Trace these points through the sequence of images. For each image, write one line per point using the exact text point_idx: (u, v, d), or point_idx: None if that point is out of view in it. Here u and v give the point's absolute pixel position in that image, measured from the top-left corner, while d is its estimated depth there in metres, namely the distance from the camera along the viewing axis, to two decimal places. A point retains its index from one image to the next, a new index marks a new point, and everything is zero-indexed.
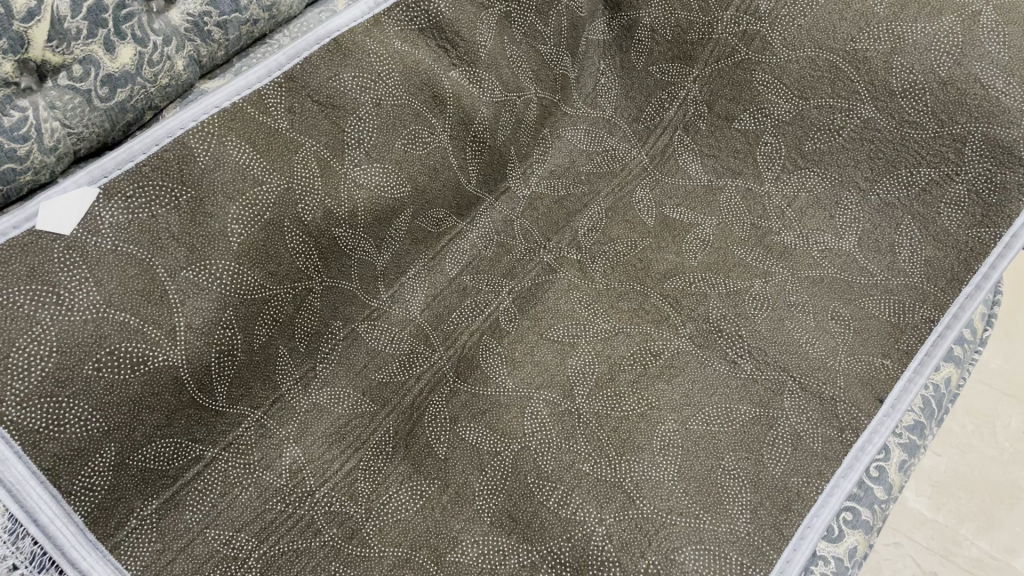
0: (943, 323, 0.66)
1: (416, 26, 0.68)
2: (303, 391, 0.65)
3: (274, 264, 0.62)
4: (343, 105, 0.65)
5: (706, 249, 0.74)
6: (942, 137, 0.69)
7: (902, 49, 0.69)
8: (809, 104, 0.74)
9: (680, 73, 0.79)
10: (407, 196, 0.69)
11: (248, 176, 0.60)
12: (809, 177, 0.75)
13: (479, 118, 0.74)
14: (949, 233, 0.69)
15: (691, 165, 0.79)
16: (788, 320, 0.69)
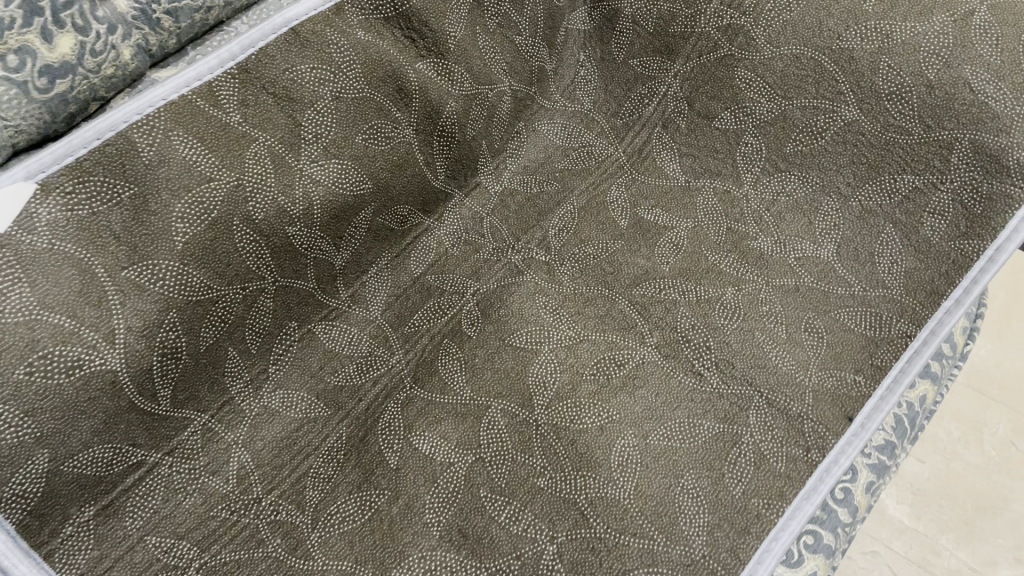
0: (919, 339, 0.64)
1: (381, 14, 0.65)
2: (254, 394, 0.63)
3: (223, 264, 0.59)
4: (300, 97, 0.62)
5: (678, 254, 0.72)
6: (929, 143, 0.66)
7: (889, 49, 0.67)
8: (791, 104, 0.71)
9: (660, 68, 0.77)
10: (368, 192, 0.67)
11: (194, 173, 0.58)
12: (789, 181, 0.72)
13: (447, 112, 0.71)
14: (931, 244, 0.66)
15: (669, 164, 0.76)
16: (759, 331, 0.67)
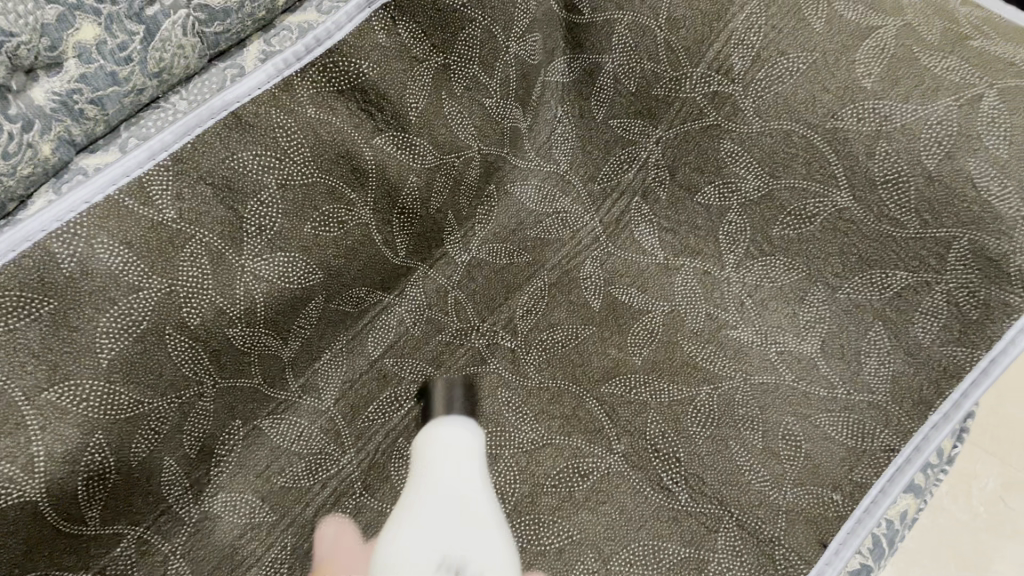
0: (902, 456, 0.59)
1: (334, 87, 0.60)
2: (194, 499, 0.60)
3: (153, 376, 0.55)
4: (242, 186, 0.57)
5: (652, 344, 0.68)
6: (924, 239, 0.61)
7: (888, 134, 0.61)
8: (779, 183, 0.66)
9: (641, 132, 0.72)
10: (319, 282, 0.62)
11: (121, 283, 0.53)
12: (772, 267, 0.68)
13: (407, 187, 0.66)
14: (921, 346, 0.62)
15: (647, 239, 0.72)
16: (732, 440, 0.64)
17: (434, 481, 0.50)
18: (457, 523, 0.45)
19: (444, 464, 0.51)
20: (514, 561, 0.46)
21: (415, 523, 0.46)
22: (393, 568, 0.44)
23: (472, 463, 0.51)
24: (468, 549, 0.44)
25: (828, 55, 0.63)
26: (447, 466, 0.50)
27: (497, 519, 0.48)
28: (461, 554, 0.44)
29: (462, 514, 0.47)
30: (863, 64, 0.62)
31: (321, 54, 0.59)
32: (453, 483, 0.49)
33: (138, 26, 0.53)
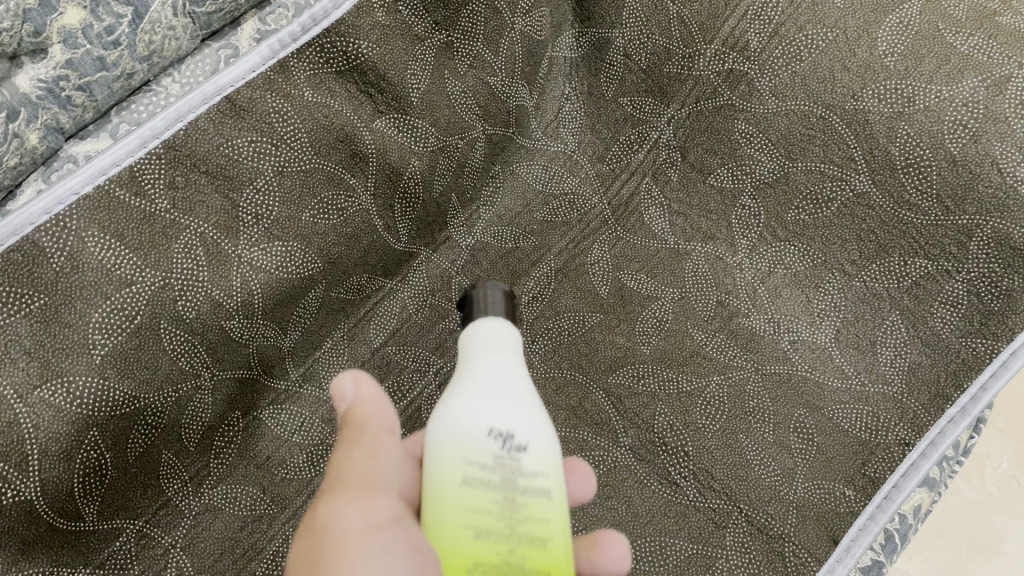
0: (917, 451, 0.58)
1: (333, 68, 0.58)
2: (194, 492, 0.59)
3: (148, 371, 0.54)
4: (237, 174, 0.56)
5: (661, 332, 0.66)
6: (946, 226, 0.60)
7: (910, 116, 0.60)
8: (796, 166, 0.64)
9: (653, 111, 0.69)
10: (319, 270, 0.61)
11: (114, 277, 0.52)
12: (786, 254, 0.65)
13: (409, 171, 0.64)
14: (939, 337, 0.60)
15: (657, 222, 0.69)
16: (743, 433, 0.62)
17: (479, 369, 0.39)
18: (507, 404, 0.37)
19: (486, 359, 0.39)
20: (553, 433, 0.39)
21: (468, 403, 0.37)
22: (440, 444, 0.37)
23: (515, 358, 0.40)
24: (517, 426, 0.36)
25: (849, 32, 0.61)
26: (496, 359, 0.39)
27: (536, 394, 0.40)
28: (510, 427, 0.36)
29: (511, 394, 0.37)
30: (885, 41, 0.60)
31: (318, 34, 0.56)
32: (504, 364, 0.39)
33: (125, 8, 0.51)
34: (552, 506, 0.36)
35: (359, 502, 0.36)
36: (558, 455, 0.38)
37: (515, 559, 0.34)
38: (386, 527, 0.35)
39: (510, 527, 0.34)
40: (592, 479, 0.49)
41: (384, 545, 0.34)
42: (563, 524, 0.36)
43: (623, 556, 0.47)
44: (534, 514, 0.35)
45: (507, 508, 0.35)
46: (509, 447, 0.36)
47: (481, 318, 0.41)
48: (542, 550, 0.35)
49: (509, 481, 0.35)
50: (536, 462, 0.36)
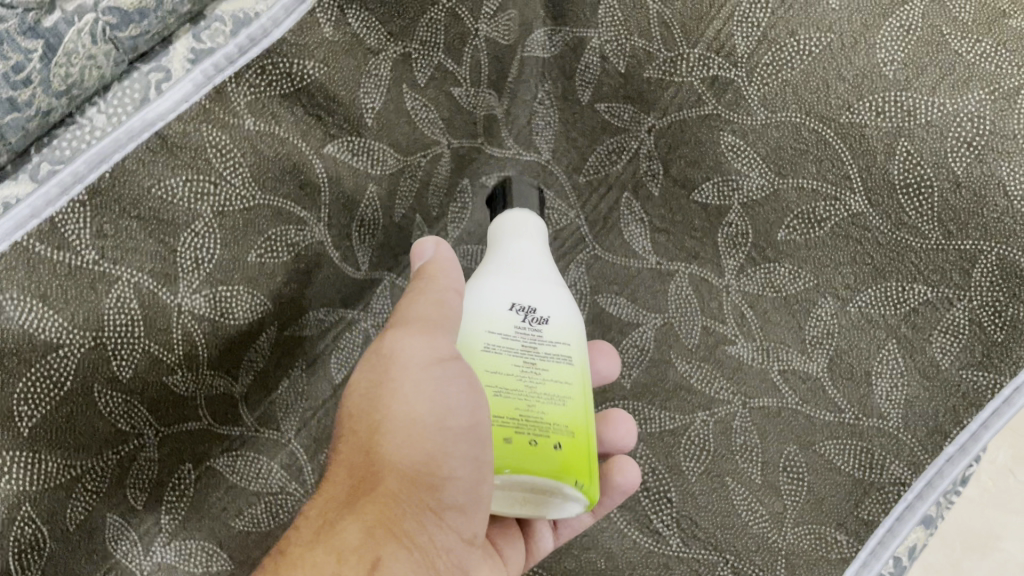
0: (913, 493, 0.55)
1: (276, 91, 0.53)
2: (144, 551, 0.56)
3: (85, 437, 0.50)
4: (172, 218, 0.51)
5: (641, 363, 0.63)
6: (946, 251, 0.55)
7: (910, 131, 0.55)
8: (786, 183, 0.59)
9: (634, 119, 0.64)
10: (268, 311, 0.56)
11: (37, 341, 0.47)
12: (776, 274, 0.61)
13: (366, 197, 0.60)
14: (939, 369, 0.56)
15: (637, 239, 0.66)
16: (729, 476, 0.59)
17: (506, 261, 0.49)
18: (527, 286, 0.47)
19: (510, 251, 0.49)
20: (574, 313, 0.48)
21: (494, 286, 0.47)
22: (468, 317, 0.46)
23: (535, 246, 0.50)
24: (536, 304, 0.46)
25: (844, 38, 0.55)
26: (517, 249, 0.50)
27: (557, 279, 0.49)
28: (530, 305, 0.46)
29: (531, 279, 0.48)
30: (884, 48, 0.55)
31: (257, 55, 0.51)
32: (528, 257, 0.49)
33: (35, 42, 0.44)
34: (570, 366, 0.46)
35: (423, 338, 0.44)
36: (577, 326, 0.48)
37: (533, 411, 0.44)
38: (443, 360, 0.43)
39: (528, 386, 0.44)
40: (615, 362, 0.59)
41: (442, 376, 0.42)
42: (580, 381, 0.46)
43: (630, 432, 0.56)
44: (553, 374, 0.45)
45: (528, 369, 0.44)
46: (531, 320, 0.46)
47: (514, 213, 0.52)
48: (559, 405, 0.44)
49: (531, 345, 0.45)
50: (555, 332, 0.46)
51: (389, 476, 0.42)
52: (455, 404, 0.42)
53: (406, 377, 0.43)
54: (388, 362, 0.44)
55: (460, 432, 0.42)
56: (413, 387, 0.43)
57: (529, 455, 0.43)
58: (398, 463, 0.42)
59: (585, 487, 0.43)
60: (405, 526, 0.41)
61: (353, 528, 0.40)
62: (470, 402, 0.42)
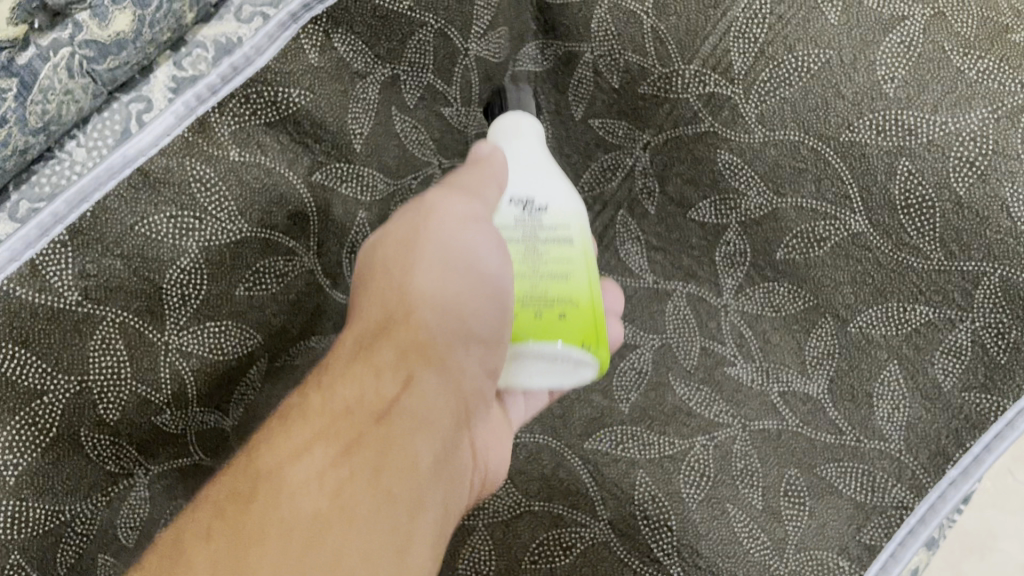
0: (915, 517, 0.55)
1: (262, 119, 0.52)
2: None
3: (73, 480, 0.50)
4: (157, 255, 0.50)
5: (641, 384, 0.63)
6: (948, 272, 0.53)
7: (910, 151, 0.53)
8: (785, 202, 0.58)
9: (627, 136, 0.64)
10: (258, 343, 0.55)
11: (20, 389, 0.46)
12: (776, 293, 0.61)
13: (355, 224, 0.58)
14: (941, 390, 0.55)
15: (634, 258, 0.66)
16: (729, 502, 0.58)
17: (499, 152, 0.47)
18: (522, 176, 0.45)
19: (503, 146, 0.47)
20: (575, 194, 0.47)
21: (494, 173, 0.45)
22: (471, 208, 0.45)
23: (528, 133, 0.48)
24: (534, 192, 0.45)
25: (844, 55, 0.54)
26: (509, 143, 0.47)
27: (554, 163, 0.47)
28: (528, 194, 0.45)
29: (526, 168, 0.46)
30: (884, 64, 0.53)
31: (242, 83, 0.51)
32: (521, 146, 0.47)
33: (9, 79, 0.43)
34: (572, 248, 0.44)
35: (452, 197, 0.45)
36: (579, 211, 0.46)
37: (535, 295, 0.43)
38: (470, 217, 0.44)
39: (530, 272, 0.43)
40: None
41: (471, 230, 0.44)
42: (583, 261, 0.45)
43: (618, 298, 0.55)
44: (554, 257, 0.44)
45: (530, 254, 0.44)
46: (530, 208, 0.45)
47: (508, 111, 0.49)
48: (562, 286, 0.43)
49: (531, 234, 0.44)
50: (555, 217, 0.45)
51: (421, 310, 0.44)
52: (483, 252, 0.43)
53: (439, 227, 0.45)
54: (423, 213, 0.46)
55: (487, 277, 0.43)
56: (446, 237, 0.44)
57: (538, 333, 0.42)
58: (430, 299, 0.44)
59: (594, 351, 0.43)
60: (434, 350, 0.44)
61: (389, 349, 0.43)
62: (497, 253, 0.43)
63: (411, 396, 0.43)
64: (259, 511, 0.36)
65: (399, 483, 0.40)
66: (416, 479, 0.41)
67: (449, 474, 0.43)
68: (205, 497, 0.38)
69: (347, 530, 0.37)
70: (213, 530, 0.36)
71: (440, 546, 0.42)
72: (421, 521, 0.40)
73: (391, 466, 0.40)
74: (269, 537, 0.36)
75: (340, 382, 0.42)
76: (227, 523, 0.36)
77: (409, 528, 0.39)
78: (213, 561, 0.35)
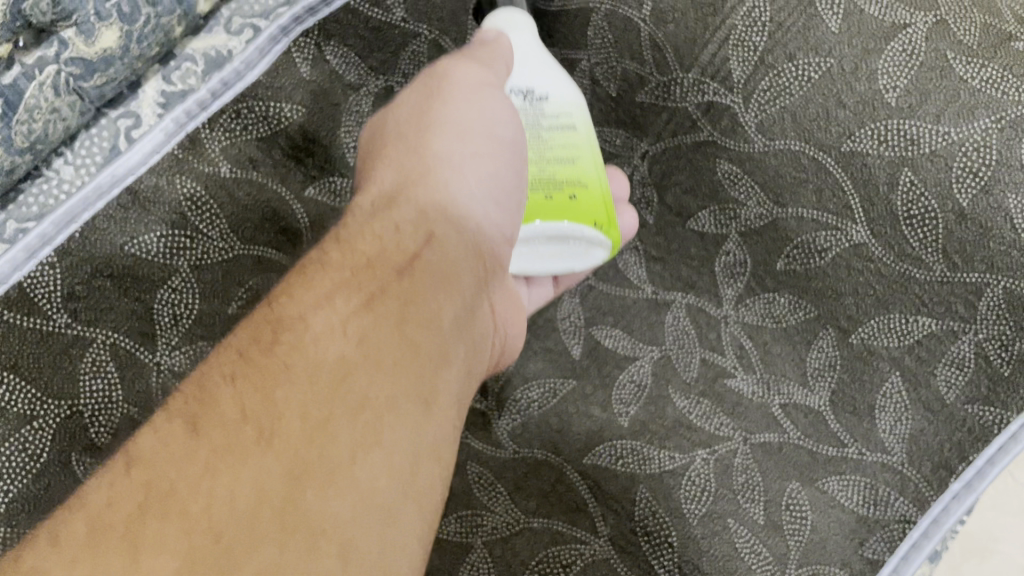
0: (919, 530, 0.54)
1: (254, 135, 0.52)
2: None
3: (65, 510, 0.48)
4: (148, 276, 0.50)
5: (639, 399, 0.61)
6: (952, 284, 0.53)
7: (914, 161, 0.52)
8: (785, 212, 0.57)
9: (625, 145, 0.63)
10: None
11: (10, 416, 0.47)
12: (777, 304, 0.59)
13: None
14: (943, 402, 0.54)
15: (633, 269, 0.63)
16: (731, 517, 0.57)
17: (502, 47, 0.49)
18: (523, 67, 0.49)
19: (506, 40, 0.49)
20: (574, 85, 0.50)
21: (500, 58, 0.48)
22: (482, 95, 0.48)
23: (526, 27, 0.50)
24: (535, 83, 0.49)
25: (844, 63, 0.53)
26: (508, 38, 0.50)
27: (554, 59, 0.51)
28: (528, 85, 0.49)
29: (526, 62, 0.49)
30: (886, 74, 0.52)
31: (232, 98, 0.51)
32: (521, 40, 0.50)
33: None
34: (576, 132, 0.49)
35: (469, 66, 0.46)
36: (581, 101, 0.50)
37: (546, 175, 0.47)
38: (488, 87, 0.46)
39: (537, 155, 0.47)
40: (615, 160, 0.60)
41: (489, 96, 0.45)
42: (588, 145, 0.49)
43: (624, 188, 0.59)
44: (559, 142, 0.48)
45: (536, 140, 0.48)
46: (532, 98, 0.48)
47: (499, 6, 0.51)
48: (569, 167, 0.47)
49: (535, 121, 0.48)
50: (556, 106, 0.49)
51: (439, 169, 0.44)
52: (502, 119, 0.45)
53: (454, 93, 0.45)
54: (439, 79, 0.46)
55: (506, 140, 0.45)
56: (461, 102, 0.45)
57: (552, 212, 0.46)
58: (446, 156, 0.44)
59: (607, 233, 0.48)
60: (454, 207, 0.44)
61: (409, 206, 0.43)
62: (512, 120, 0.46)
63: (432, 251, 0.42)
64: (282, 351, 0.36)
65: (425, 334, 0.40)
66: (441, 335, 0.41)
67: (472, 337, 0.44)
68: (226, 341, 0.37)
69: (372, 373, 0.37)
70: (233, 376, 0.35)
71: (464, 400, 0.42)
72: (445, 372, 0.40)
73: (413, 318, 0.40)
74: (287, 378, 0.35)
75: (360, 233, 0.42)
76: (250, 362, 0.36)
77: (433, 377, 0.39)
78: (237, 399, 0.34)
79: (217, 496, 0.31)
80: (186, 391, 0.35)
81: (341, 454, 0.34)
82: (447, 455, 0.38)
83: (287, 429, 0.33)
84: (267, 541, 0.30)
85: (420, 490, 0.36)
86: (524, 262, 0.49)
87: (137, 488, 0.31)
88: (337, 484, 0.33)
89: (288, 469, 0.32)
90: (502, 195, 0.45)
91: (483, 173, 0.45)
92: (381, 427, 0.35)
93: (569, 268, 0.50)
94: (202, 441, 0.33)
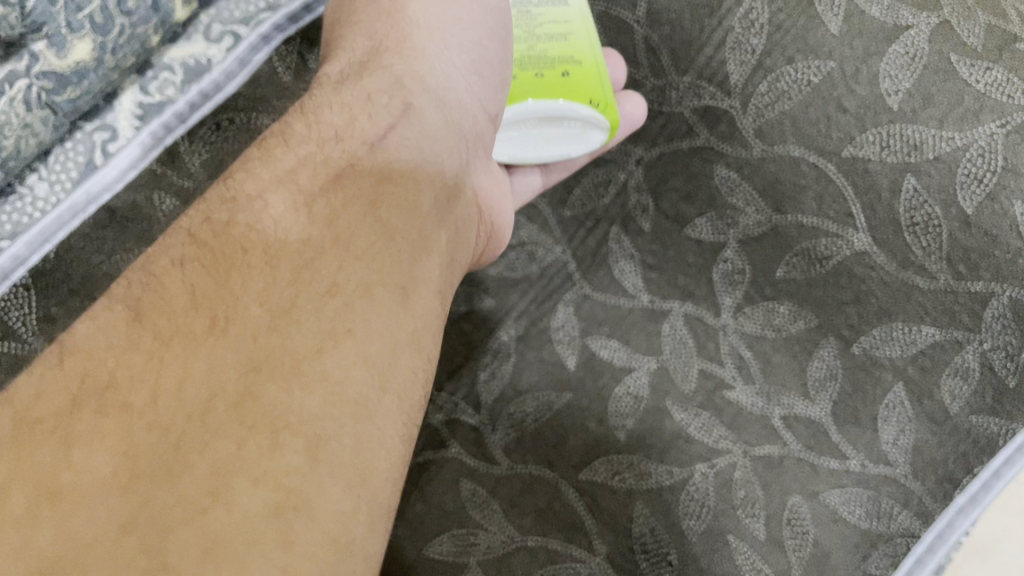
0: (923, 545, 0.51)
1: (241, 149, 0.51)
2: None
3: None
4: None
5: (637, 411, 0.57)
6: (957, 293, 0.52)
7: (917, 167, 0.52)
8: (785, 219, 0.56)
9: (620, 151, 0.61)
10: None
11: None
12: (777, 313, 0.56)
13: None
14: (948, 415, 0.52)
15: (629, 277, 0.60)
16: (731, 533, 0.54)
17: None
18: None
19: None
20: None
21: None
22: None
23: None
24: None
25: (845, 65, 0.53)
26: None
27: None
28: None
29: None
30: (889, 77, 0.52)
31: (211, 110, 0.52)
32: None
33: None
34: (567, 7, 0.54)
35: None
36: None
37: (537, 50, 0.54)
38: None
39: (528, 31, 0.54)
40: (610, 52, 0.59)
41: None
42: (580, 17, 0.54)
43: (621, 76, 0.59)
44: (550, 18, 0.54)
45: (527, 17, 0.55)
46: None
47: None
48: (559, 42, 0.54)
49: None
50: None
51: (416, 38, 0.48)
52: None
53: None
54: None
55: (488, 9, 0.51)
56: None
57: (544, 86, 0.53)
58: (424, 21, 0.49)
59: (601, 111, 0.53)
60: (431, 76, 0.47)
61: (386, 74, 0.46)
62: None
63: (408, 124, 0.44)
64: (238, 232, 0.38)
65: (402, 210, 0.41)
66: (419, 214, 0.42)
67: (455, 220, 0.45)
68: (180, 223, 0.39)
69: (340, 255, 0.38)
70: (189, 254, 0.37)
71: (447, 285, 0.43)
72: (424, 253, 0.41)
73: (389, 195, 0.41)
74: (251, 251, 0.37)
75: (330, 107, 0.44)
76: (205, 245, 0.37)
77: (410, 262, 0.40)
78: (185, 278, 0.36)
79: (168, 386, 0.33)
80: (132, 277, 0.36)
81: (305, 338, 0.35)
82: (433, 326, 0.40)
83: (244, 319, 0.35)
84: (225, 435, 0.32)
85: (398, 372, 0.36)
86: (521, 146, 0.56)
87: (75, 376, 0.32)
88: (299, 373, 0.34)
89: (244, 357, 0.34)
90: (480, 66, 0.50)
91: (464, 38, 0.49)
92: (347, 313, 0.36)
93: (566, 152, 0.56)
94: (145, 326, 0.34)
